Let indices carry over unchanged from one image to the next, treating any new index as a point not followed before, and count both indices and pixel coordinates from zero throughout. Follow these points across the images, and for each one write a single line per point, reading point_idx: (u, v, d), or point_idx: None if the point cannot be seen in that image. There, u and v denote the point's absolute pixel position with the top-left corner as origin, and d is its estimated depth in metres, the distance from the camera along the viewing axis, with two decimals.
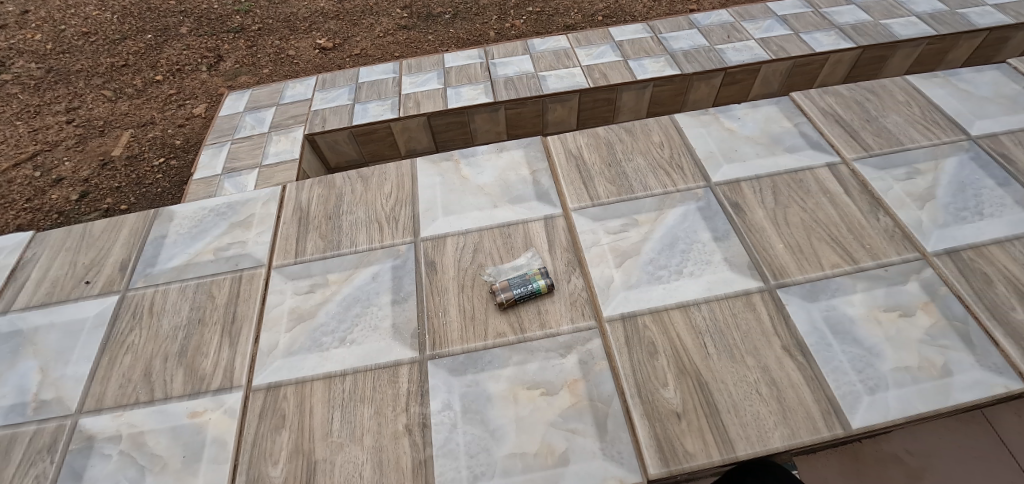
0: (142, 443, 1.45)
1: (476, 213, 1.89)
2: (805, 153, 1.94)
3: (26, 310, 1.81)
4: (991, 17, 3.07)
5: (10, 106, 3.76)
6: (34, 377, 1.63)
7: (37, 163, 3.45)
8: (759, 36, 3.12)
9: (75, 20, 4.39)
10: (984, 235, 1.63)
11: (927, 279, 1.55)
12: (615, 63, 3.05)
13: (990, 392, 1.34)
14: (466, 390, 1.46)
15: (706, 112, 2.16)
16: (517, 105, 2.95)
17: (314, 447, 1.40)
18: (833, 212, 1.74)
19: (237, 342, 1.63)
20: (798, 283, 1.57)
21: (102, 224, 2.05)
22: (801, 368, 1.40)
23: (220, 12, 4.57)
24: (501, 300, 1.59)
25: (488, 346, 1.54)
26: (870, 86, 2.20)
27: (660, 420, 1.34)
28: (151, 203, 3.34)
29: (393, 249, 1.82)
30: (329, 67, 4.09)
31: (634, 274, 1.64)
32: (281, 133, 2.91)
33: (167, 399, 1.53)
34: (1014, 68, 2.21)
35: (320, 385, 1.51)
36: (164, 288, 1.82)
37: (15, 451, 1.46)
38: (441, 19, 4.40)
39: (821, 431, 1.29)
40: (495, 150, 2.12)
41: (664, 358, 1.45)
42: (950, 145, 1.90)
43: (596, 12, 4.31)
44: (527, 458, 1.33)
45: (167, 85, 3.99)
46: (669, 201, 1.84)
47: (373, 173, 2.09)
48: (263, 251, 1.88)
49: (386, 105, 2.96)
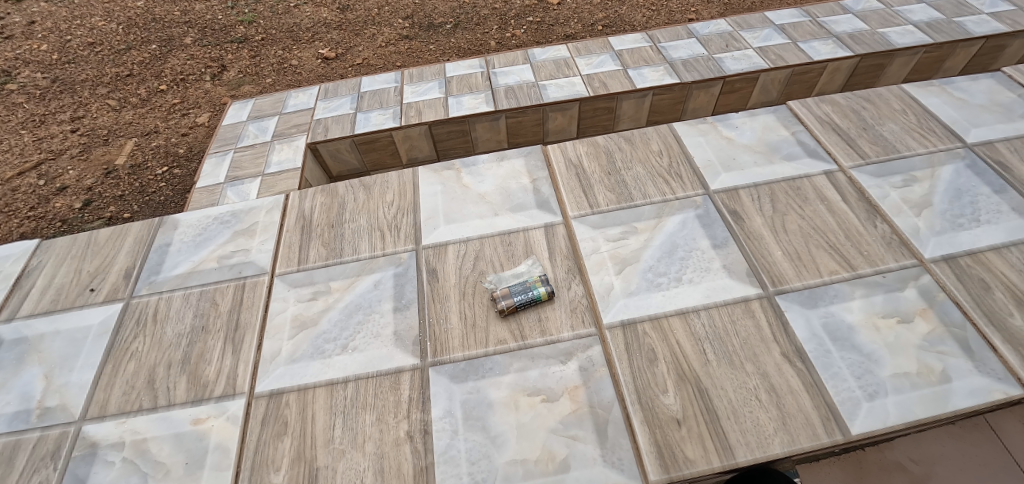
0: (145, 450, 1.45)
1: (477, 221, 1.90)
2: (803, 162, 1.96)
3: (31, 318, 1.83)
4: (987, 26, 3.10)
5: (15, 115, 3.79)
6: (38, 384, 1.64)
7: (42, 172, 3.48)
8: (758, 45, 3.16)
9: (80, 30, 4.45)
10: (981, 242, 1.64)
11: (925, 285, 1.56)
12: (615, 72, 3.09)
13: (989, 398, 1.34)
14: (466, 397, 1.46)
15: (704, 121, 2.18)
16: (517, 114, 2.98)
17: (316, 453, 1.40)
18: (832, 220, 1.75)
19: (240, 349, 1.64)
20: (796, 289, 1.59)
21: (107, 232, 2.08)
22: (800, 375, 1.41)
23: (224, 23, 4.62)
24: (501, 307, 1.60)
25: (488, 353, 1.55)
26: (867, 94, 2.22)
27: (660, 427, 1.35)
28: (154, 212, 3.37)
29: (395, 257, 1.83)
30: (331, 76, 4.13)
31: (634, 281, 1.65)
32: (284, 142, 2.94)
33: (171, 406, 1.54)
34: (1009, 76, 2.24)
35: (322, 392, 1.52)
36: (169, 295, 1.83)
37: (20, 458, 1.47)
38: (442, 29, 4.44)
39: (821, 438, 1.30)
40: (496, 159, 2.15)
41: (664, 365, 1.46)
42: (946, 153, 1.92)
43: (596, 22, 4.36)
44: (527, 465, 1.34)
45: (171, 94, 4.04)
46: (668, 209, 1.85)
47: (375, 182, 2.12)
48: (266, 259, 1.90)
49: (387, 114, 2.99)
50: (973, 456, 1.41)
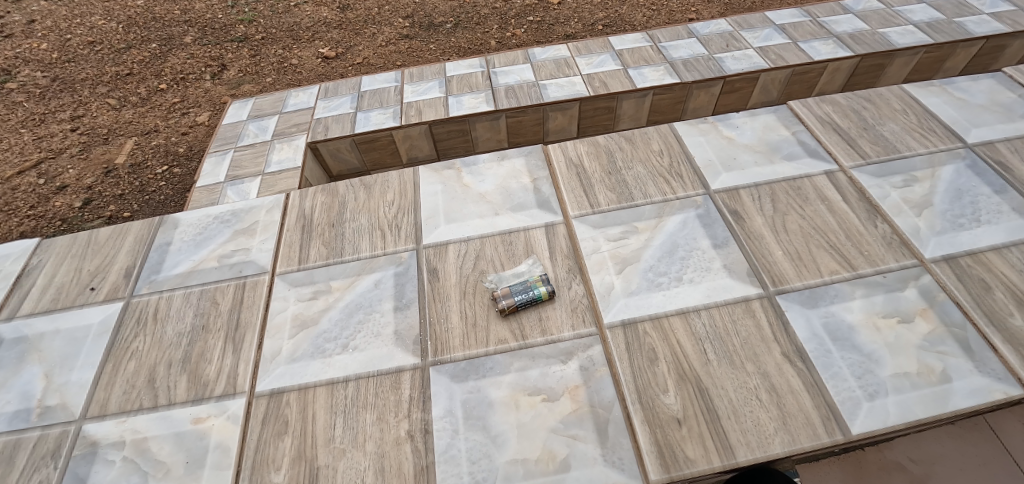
0: (145, 449, 1.46)
1: (477, 220, 1.90)
2: (803, 161, 1.96)
3: (31, 317, 1.83)
4: (987, 26, 3.10)
5: (15, 114, 3.79)
6: (38, 383, 1.64)
7: (42, 171, 3.48)
8: (758, 45, 3.16)
9: (80, 29, 4.45)
10: (981, 242, 1.65)
11: (925, 285, 1.56)
12: (615, 71, 3.09)
13: (989, 398, 1.34)
14: (466, 397, 1.46)
15: (705, 121, 2.18)
16: (517, 113, 2.97)
17: (316, 453, 1.40)
18: (832, 220, 1.75)
19: (241, 348, 1.64)
20: (797, 289, 1.59)
21: (107, 231, 2.07)
22: (800, 374, 1.41)
23: (224, 22, 4.62)
24: (502, 307, 1.60)
25: (489, 353, 1.55)
26: (867, 95, 2.22)
27: (661, 426, 1.35)
28: (154, 211, 3.37)
29: (396, 256, 1.83)
30: (331, 75, 4.13)
31: (634, 281, 1.65)
32: (284, 141, 2.94)
33: (171, 405, 1.54)
34: (1010, 76, 2.24)
35: (323, 391, 1.52)
36: (169, 294, 1.83)
37: (20, 457, 1.47)
38: (442, 28, 4.43)
39: (821, 438, 1.30)
40: (496, 158, 2.15)
41: (664, 364, 1.46)
42: (946, 153, 1.92)
43: (596, 22, 4.36)
44: (528, 464, 1.34)
45: (171, 93, 4.04)
46: (668, 209, 1.85)
47: (375, 182, 2.12)
48: (266, 258, 1.90)
49: (387, 113, 2.99)
50: (971, 457, 1.42)
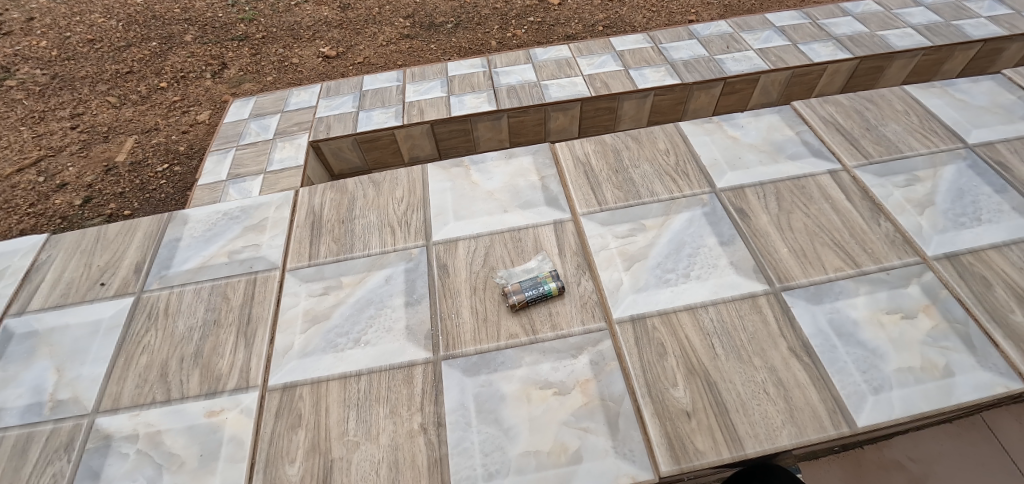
0: (159, 442, 1.47)
1: (486, 218, 1.92)
2: (807, 161, 1.99)
3: (41, 312, 1.84)
4: (984, 29, 3.14)
5: (14, 112, 3.78)
6: (50, 377, 1.65)
7: (41, 169, 3.48)
8: (759, 46, 3.19)
9: (80, 27, 4.44)
10: (983, 240, 1.67)
11: (928, 283, 1.59)
12: (616, 72, 3.11)
13: (991, 391, 1.37)
14: (478, 390, 1.48)
15: (709, 121, 2.21)
16: (519, 113, 3.00)
17: (330, 446, 1.42)
18: (836, 218, 1.78)
19: (253, 343, 1.66)
20: (802, 285, 1.61)
21: (116, 227, 2.08)
22: (807, 369, 1.44)
23: (225, 20, 4.62)
24: (513, 302, 1.62)
25: (500, 347, 1.57)
26: (869, 95, 2.25)
27: (671, 419, 1.37)
28: (154, 209, 3.37)
29: (406, 252, 1.85)
30: (332, 74, 4.14)
31: (642, 277, 1.68)
32: (286, 139, 2.95)
33: (183, 398, 1.55)
34: (1009, 79, 2.27)
35: (336, 385, 1.53)
36: (179, 290, 1.84)
37: (33, 451, 1.48)
38: (443, 28, 4.45)
39: (828, 430, 1.32)
40: (503, 157, 2.16)
41: (673, 359, 1.48)
42: (947, 154, 1.95)
43: (596, 23, 4.39)
44: (540, 456, 1.36)
45: (172, 91, 4.04)
46: (675, 206, 1.88)
47: (384, 179, 2.13)
48: (277, 254, 1.91)
49: (389, 113, 3.01)
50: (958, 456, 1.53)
